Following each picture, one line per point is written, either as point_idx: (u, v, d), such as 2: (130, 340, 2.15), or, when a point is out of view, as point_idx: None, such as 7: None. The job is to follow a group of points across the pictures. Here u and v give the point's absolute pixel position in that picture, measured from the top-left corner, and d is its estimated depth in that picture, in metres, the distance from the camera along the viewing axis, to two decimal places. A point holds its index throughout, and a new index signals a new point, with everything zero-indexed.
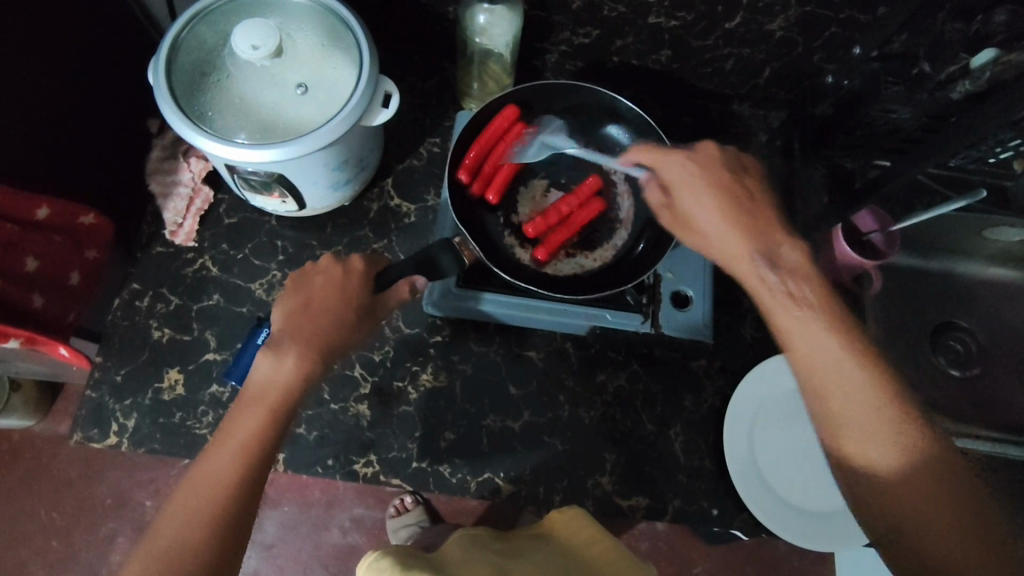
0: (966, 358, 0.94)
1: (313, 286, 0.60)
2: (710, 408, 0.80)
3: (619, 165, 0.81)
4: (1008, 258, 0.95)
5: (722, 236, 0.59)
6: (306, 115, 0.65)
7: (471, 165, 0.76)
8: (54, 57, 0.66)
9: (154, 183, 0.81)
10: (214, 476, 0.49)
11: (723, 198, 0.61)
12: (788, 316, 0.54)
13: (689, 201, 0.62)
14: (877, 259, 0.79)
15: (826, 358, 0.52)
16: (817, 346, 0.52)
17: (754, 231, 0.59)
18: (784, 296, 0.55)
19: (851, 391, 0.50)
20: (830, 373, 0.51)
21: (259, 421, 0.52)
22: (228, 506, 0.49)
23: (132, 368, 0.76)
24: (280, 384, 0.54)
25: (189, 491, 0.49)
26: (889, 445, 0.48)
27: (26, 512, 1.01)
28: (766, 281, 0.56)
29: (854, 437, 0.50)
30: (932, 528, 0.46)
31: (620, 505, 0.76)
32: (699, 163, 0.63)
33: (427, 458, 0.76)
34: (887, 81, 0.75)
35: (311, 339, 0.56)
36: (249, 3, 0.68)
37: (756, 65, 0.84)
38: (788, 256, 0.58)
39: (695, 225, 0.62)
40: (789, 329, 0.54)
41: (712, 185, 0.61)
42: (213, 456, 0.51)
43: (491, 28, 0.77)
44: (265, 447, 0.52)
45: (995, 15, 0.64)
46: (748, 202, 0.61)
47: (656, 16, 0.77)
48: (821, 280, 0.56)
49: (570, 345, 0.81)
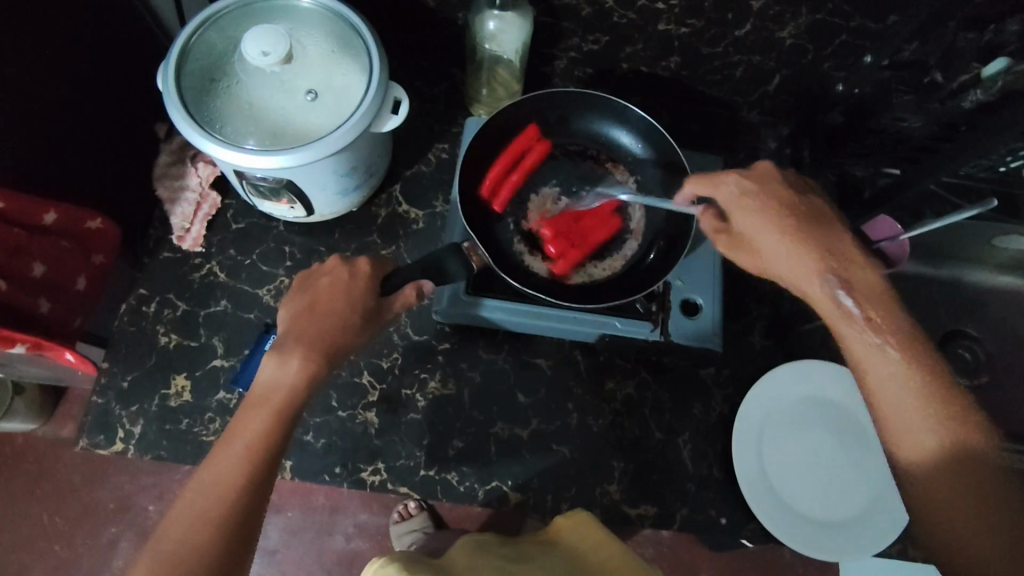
0: (974, 366, 0.93)
1: (319, 288, 0.59)
2: (719, 416, 0.79)
3: (630, 174, 0.81)
4: (1015, 266, 0.95)
5: (787, 260, 0.58)
6: (316, 121, 0.64)
7: (491, 183, 0.77)
8: (63, 62, 0.66)
9: (161, 188, 0.81)
10: (218, 477, 0.48)
11: (781, 216, 0.60)
12: (847, 332, 0.54)
13: (741, 221, 0.61)
14: (894, 264, 0.79)
15: (878, 368, 0.52)
16: (870, 356, 0.52)
17: (818, 248, 0.58)
18: (835, 306, 0.55)
19: (901, 403, 0.50)
20: (882, 378, 0.51)
21: (264, 423, 0.51)
22: (233, 512, 0.47)
23: (139, 374, 0.76)
24: (285, 386, 0.53)
25: (193, 495, 0.48)
26: (940, 453, 0.48)
27: (29, 517, 1.01)
28: (830, 297, 0.56)
29: (900, 443, 0.50)
30: (975, 544, 0.46)
31: (628, 513, 0.75)
32: (752, 181, 0.62)
33: (434, 465, 0.75)
34: (899, 90, 0.74)
35: (316, 339, 0.56)
36: (259, 9, 0.68)
37: (765, 72, 0.84)
38: (857, 274, 0.57)
39: (753, 246, 0.61)
40: (849, 344, 0.54)
41: (770, 204, 0.61)
42: (219, 458, 0.49)
43: (500, 35, 0.77)
44: (271, 448, 0.51)
45: (1008, 24, 0.66)
46: (817, 219, 0.60)
47: (667, 23, 0.77)
48: (886, 296, 0.56)
49: (578, 353, 0.80)
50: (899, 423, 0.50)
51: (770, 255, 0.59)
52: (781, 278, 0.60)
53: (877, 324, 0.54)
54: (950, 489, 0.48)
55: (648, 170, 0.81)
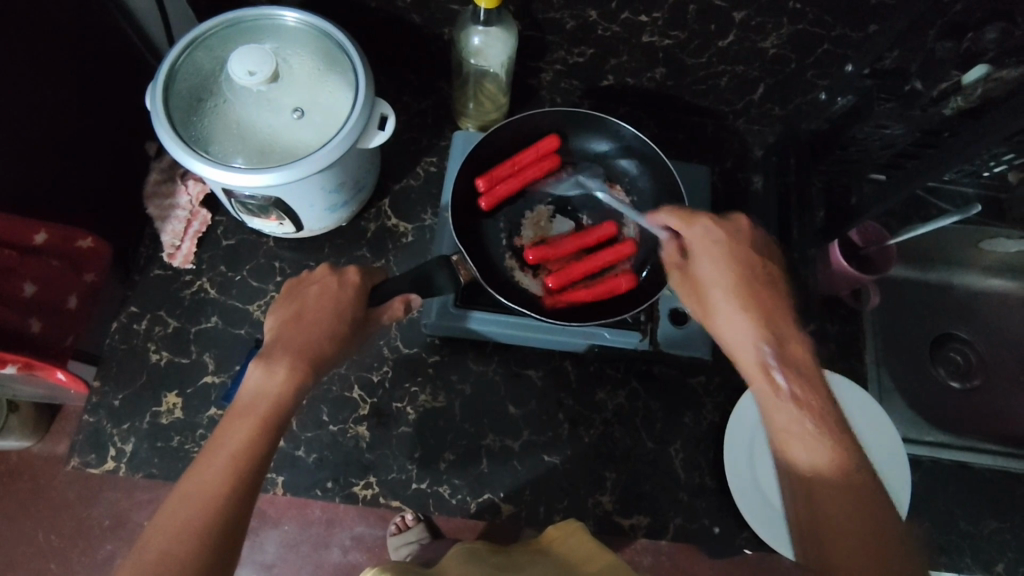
0: (966, 369, 0.94)
1: (308, 296, 0.59)
2: (709, 424, 0.79)
3: (626, 195, 0.81)
4: (1003, 268, 0.97)
5: (713, 281, 0.60)
6: (304, 138, 0.65)
7: (491, 175, 0.77)
8: (50, 86, 0.66)
9: (151, 206, 0.81)
10: (203, 483, 0.47)
11: (737, 270, 0.59)
12: (769, 395, 0.53)
13: (699, 262, 0.61)
14: (880, 275, 0.85)
15: (794, 423, 0.51)
16: (791, 424, 0.51)
17: (743, 269, 0.59)
18: (761, 367, 0.55)
19: (778, 403, 0.53)
20: (825, 489, 0.48)
21: (250, 429, 0.50)
22: (219, 519, 0.46)
23: (130, 392, 0.76)
24: (271, 394, 0.52)
25: (176, 503, 0.46)
26: (807, 442, 0.50)
27: (25, 534, 1.00)
28: (760, 358, 0.55)
29: (810, 502, 0.48)
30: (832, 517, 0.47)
31: (621, 523, 0.75)
32: (723, 249, 0.61)
33: (426, 478, 0.75)
34: (880, 98, 0.75)
35: (302, 348, 0.55)
36: (246, 28, 0.69)
37: (749, 82, 0.84)
38: (796, 347, 0.55)
39: (703, 293, 0.60)
40: (770, 403, 0.53)
41: (726, 257, 0.60)
42: (204, 466, 0.48)
43: (486, 49, 0.77)
44: (258, 457, 0.49)
45: (986, 33, 0.66)
46: (765, 288, 0.59)
47: (651, 34, 0.78)
48: (815, 373, 0.55)
49: (567, 363, 0.81)
50: (818, 515, 0.47)
51: (700, 271, 0.61)
52: (696, 297, 0.61)
53: (807, 402, 0.52)
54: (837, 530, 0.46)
55: (635, 182, 0.82)
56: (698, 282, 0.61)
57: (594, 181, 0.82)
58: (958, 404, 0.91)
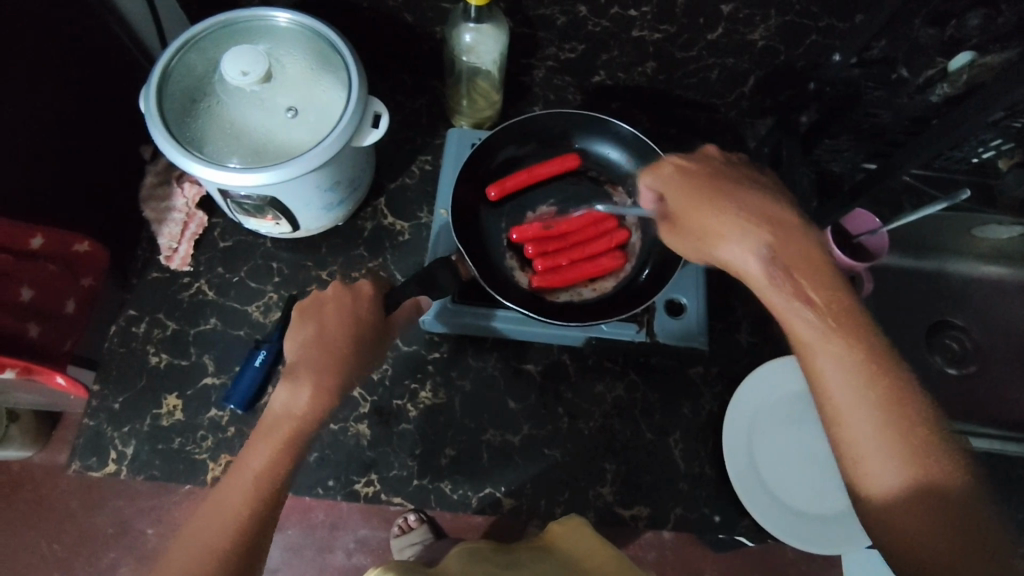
0: (962, 356, 0.94)
1: (325, 303, 0.59)
2: (708, 415, 0.80)
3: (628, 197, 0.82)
4: (998, 255, 0.97)
5: (709, 219, 0.56)
6: (297, 138, 0.65)
7: (503, 183, 0.79)
8: (45, 92, 0.67)
9: (148, 210, 0.82)
10: (227, 505, 0.50)
11: (717, 197, 0.57)
12: (787, 312, 0.50)
13: (686, 203, 0.59)
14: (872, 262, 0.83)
15: (829, 366, 0.48)
16: (807, 333, 0.49)
17: (730, 201, 0.57)
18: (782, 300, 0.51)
19: (822, 359, 0.48)
20: (881, 457, 0.45)
21: (274, 450, 0.52)
22: (240, 539, 0.48)
23: (130, 395, 0.76)
24: (293, 414, 0.54)
25: (204, 522, 0.49)
26: (874, 419, 0.45)
27: (27, 545, 0.99)
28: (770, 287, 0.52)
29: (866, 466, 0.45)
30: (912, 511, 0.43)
31: (622, 514, 0.75)
32: (702, 185, 0.59)
33: (427, 475, 0.75)
34: (869, 86, 0.77)
35: (323, 361, 0.56)
36: (240, 29, 0.69)
37: (740, 74, 0.85)
38: (801, 268, 0.52)
39: (698, 229, 0.57)
40: (780, 314, 0.50)
41: (709, 191, 0.58)
42: (228, 487, 0.51)
43: (478, 46, 0.78)
44: (278, 479, 0.51)
45: (969, 19, 0.67)
46: (748, 197, 0.57)
47: (641, 29, 0.79)
48: (812, 263, 0.52)
49: (566, 357, 0.81)
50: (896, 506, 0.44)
51: (699, 213, 0.57)
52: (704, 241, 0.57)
53: (849, 343, 0.48)
54: (900, 500, 0.44)
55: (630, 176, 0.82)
56: (695, 221, 0.58)
57: (598, 184, 0.82)
58: (952, 392, 0.92)
